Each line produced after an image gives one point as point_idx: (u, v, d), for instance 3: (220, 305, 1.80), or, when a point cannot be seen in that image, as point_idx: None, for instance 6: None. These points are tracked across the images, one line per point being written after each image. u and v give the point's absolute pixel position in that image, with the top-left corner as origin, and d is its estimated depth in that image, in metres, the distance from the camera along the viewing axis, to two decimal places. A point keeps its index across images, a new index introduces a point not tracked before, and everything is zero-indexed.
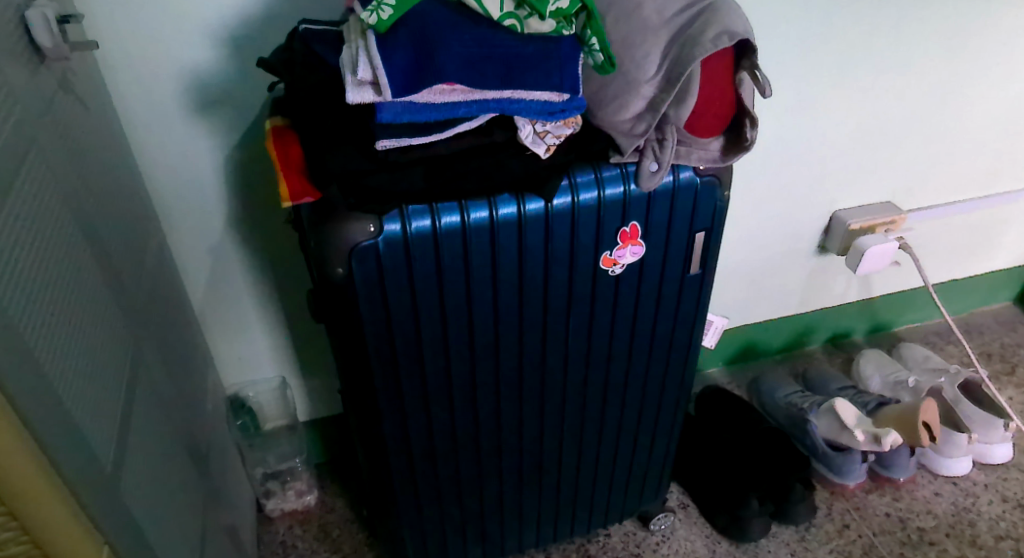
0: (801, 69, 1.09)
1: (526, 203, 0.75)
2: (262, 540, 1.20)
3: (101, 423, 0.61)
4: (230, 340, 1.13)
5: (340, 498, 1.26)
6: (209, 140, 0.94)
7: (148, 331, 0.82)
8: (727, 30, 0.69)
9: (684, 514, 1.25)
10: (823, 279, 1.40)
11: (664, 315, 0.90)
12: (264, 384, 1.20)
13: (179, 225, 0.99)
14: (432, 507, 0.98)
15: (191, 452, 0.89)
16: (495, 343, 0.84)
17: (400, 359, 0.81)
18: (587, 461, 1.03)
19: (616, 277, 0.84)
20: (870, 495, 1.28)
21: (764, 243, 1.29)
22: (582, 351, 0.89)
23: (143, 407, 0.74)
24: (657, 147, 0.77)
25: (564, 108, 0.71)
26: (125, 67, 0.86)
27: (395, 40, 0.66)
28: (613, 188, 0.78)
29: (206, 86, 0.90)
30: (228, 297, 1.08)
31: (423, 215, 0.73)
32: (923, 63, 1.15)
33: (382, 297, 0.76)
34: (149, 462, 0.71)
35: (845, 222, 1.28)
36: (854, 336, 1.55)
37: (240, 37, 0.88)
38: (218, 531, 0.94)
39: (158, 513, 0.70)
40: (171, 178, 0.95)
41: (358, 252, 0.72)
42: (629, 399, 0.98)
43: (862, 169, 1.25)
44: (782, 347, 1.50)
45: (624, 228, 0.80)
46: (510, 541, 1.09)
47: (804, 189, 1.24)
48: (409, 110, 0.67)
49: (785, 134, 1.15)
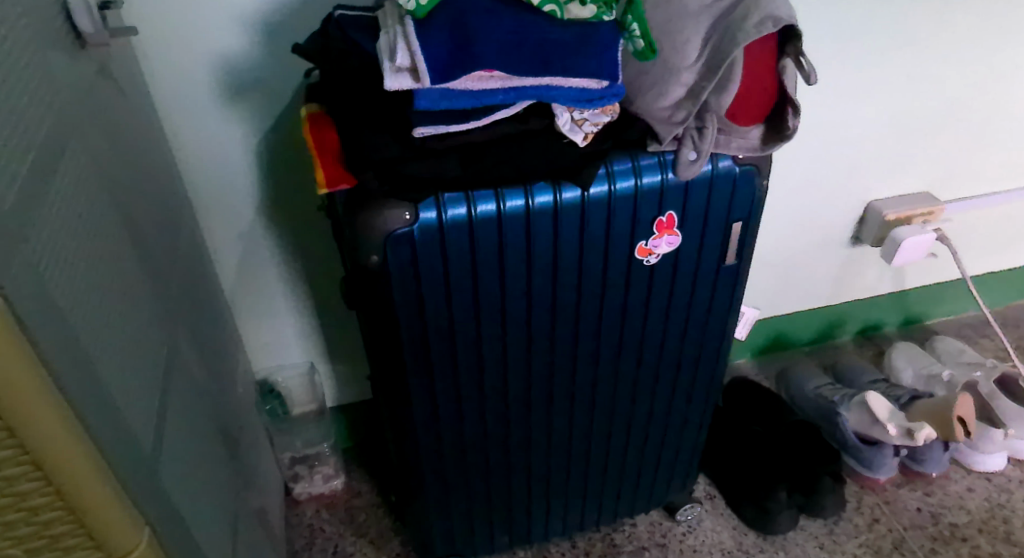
0: (838, 57, 1.07)
1: (561, 191, 0.74)
2: (291, 523, 1.21)
3: (141, 408, 0.61)
4: (260, 326, 1.14)
5: (367, 483, 1.27)
6: (243, 127, 0.94)
7: (183, 316, 0.83)
8: (770, 16, 0.68)
9: (711, 505, 1.24)
10: (856, 270, 1.38)
11: (698, 305, 0.89)
12: (292, 369, 1.21)
13: (212, 211, 1.00)
14: (461, 494, 0.99)
15: (224, 438, 0.90)
16: (526, 332, 0.84)
17: (433, 348, 0.81)
18: (614, 449, 1.02)
19: (650, 266, 0.83)
20: (901, 490, 1.26)
21: (796, 232, 1.27)
22: (613, 340, 0.89)
23: (180, 393, 0.75)
24: (696, 135, 0.76)
25: (602, 95, 0.69)
26: (161, 53, 0.87)
27: (433, 26, 0.65)
28: (650, 177, 0.76)
29: (240, 75, 0.90)
30: (257, 281, 1.09)
31: (458, 202, 0.72)
32: (966, 48, 1.12)
33: (415, 284, 0.76)
34: (186, 447, 0.72)
35: (880, 212, 1.26)
36: (886, 328, 1.53)
37: (272, 23, 0.88)
38: (249, 512, 0.95)
39: (195, 497, 0.71)
40: (204, 165, 0.96)
41: (393, 240, 0.72)
42: (660, 388, 0.97)
43: (899, 159, 1.23)
44: (810, 339, 1.48)
45: (659, 218, 0.79)
46: (536, 528, 1.09)
47: (838, 177, 1.22)
48: (446, 97, 0.66)
49: (819, 122, 1.13)
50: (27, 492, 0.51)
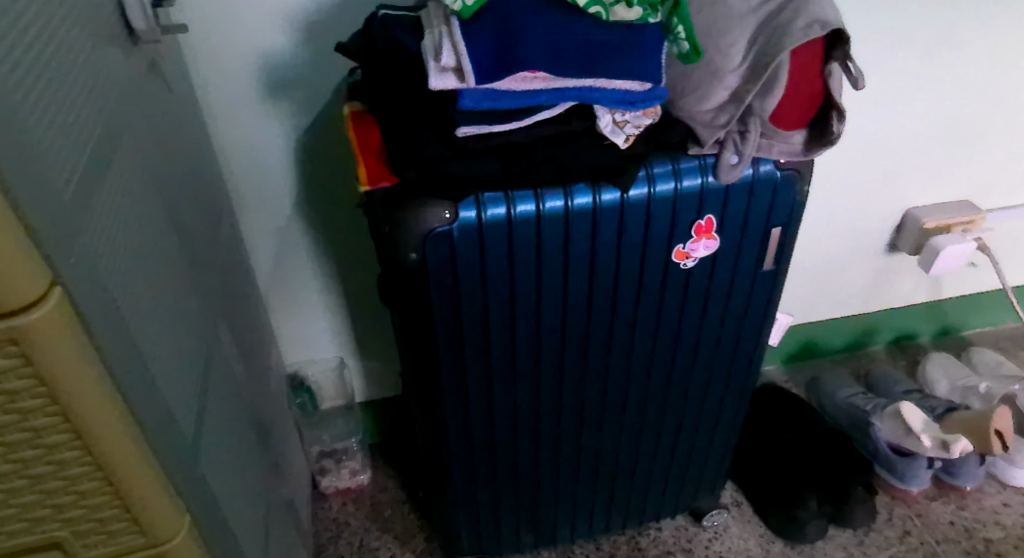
0: (881, 62, 1.06)
1: (601, 193, 0.74)
2: (317, 515, 1.23)
3: (183, 399, 0.62)
4: (293, 320, 1.15)
5: (392, 479, 1.28)
6: (284, 124, 0.95)
7: (222, 309, 0.84)
8: (818, 19, 0.67)
9: (737, 512, 1.23)
10: (892, 279, 1.36)
11: (734, 310, 0.89)
12: (322, 364, 1.22)
13: (250, 206, 1.02)
14: (488, 492, 0.99)
15: (257, 430, 0.91)
16: (561, 333, 0.84)
17: (467, 346, 0.82)
18: (644, 453, 1.02)
19: (687, 270, 0.82)
20: (934, 502, 1.24)
21: (832, 239, 1.26)
22: (647, 343, 0.88)
23: (218, 384, 0.76)
24: (738, 139, 0.75)
25: (645, 98, 0.70)
26: (207, 50, 0.88)
27: (479, 26, 0.66)
28: (690, 180, 0.76)
29: (283, 73, 0.91)
30: (292, 276, 1.10)
31: (498, 202, 0.73)
32: (1013, 55, 1.10)
33: (452, 283, 0.76)
34: (223, 438, 0.73)
35: (918, 220, 1.24)
36: (920, 338, 1.50)
37: (316, 22, 0.89)
38: (279, 504, 0.96)
39: (231, 488, 0.72)
40: (244, 160, 0.97)
41: (432, 238, 0.73)
42: (691, 393, 0.97)
43: (939, 166, 1.21)
44: (843, 347, 1.46)
45: (698, 221, 0.79)
46: (562, 529, 1.09)
47: (877, 184, 1.20)
48: (490, 97, 0.66)
49: (859, 128, 1.12)
50: (77, 476, 0.52)
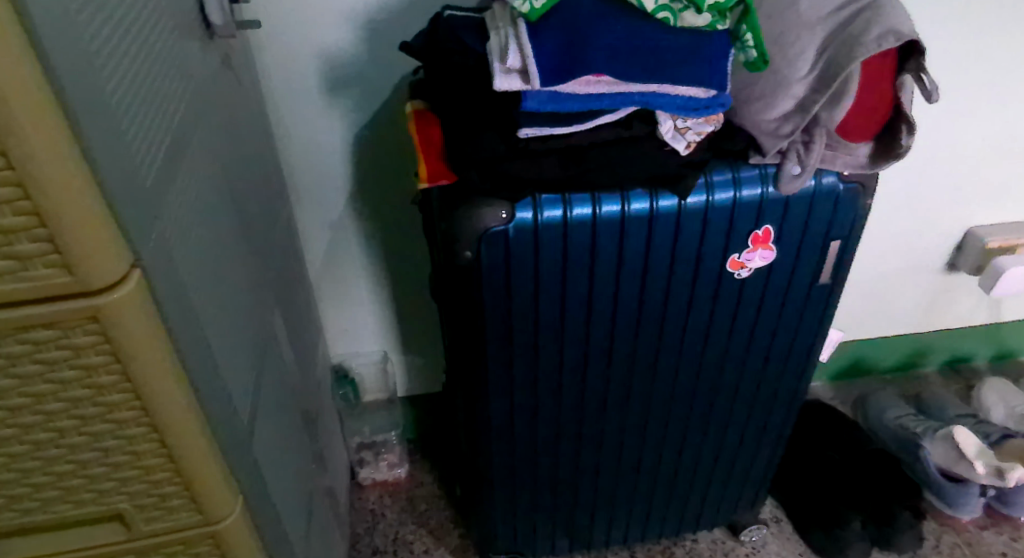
0: (950, 77, 1.03)
1: (658, 199, 0.74)
2: (354, 505, 1.24)
3: (240, 385, 0.63)
4: (340, 312, 1.17)
5: (429, 474, 1.29)
6: (344, 119, 0.97)
7: (277, 299, 0.86)
8: (892, 30, 0.66)
9: (777, 528, 1.21)
10: (950, 299, 1.32)
11: (786, 323, 0.87)
12: (367, 357, 1.24)
13: (307, 199, 1.03)
14: (527, 493, 0.99)
15: (304, 418, 0.93)
16: (609, 337, 0.84)
17: (515, 347, 0.82)
18: (685, 462, 1.01)
19: (741, 280, 0.81)
20: (985, 531, 1.20)
21: (889, 256, 1.23)
22: (695, 352, 0.88)
23: (271, 372, 0.77)
24: (802, 149, 0.74)
25: (708, 105, 0.69)
26: (274, 44, 0.90)
27: (546, 28, 0.66)
28: (750, 189, 0.75)
29: (346, 69, 0.93)
30: (342, 269, 1.12)
31: (555, 204, 0.72)
32: None
33: (505, 282, 0.76)
34: (273, 424, 0.74)
35: (981, 240, 1.20)
36: (976, 361, 1.46)
37: (381, 20, 0.90)
38: (321, 493, 0.98)
39: (279, 473, 0.73)
40: (304, 154, 0.99)
41: (488, 237, 0.73)
42: (738, 405, 0.95)
43: (1006, 186, 1.17)
44: (894, 366, 1.43)
45: (756, 231, 0.78)
46: (598, 534, 1.09)
47: (939, 202, 1.17)
48: (553, 100, 0.67)
49: (924, 143, 1.09)
50: (144, 452, 0.53)
